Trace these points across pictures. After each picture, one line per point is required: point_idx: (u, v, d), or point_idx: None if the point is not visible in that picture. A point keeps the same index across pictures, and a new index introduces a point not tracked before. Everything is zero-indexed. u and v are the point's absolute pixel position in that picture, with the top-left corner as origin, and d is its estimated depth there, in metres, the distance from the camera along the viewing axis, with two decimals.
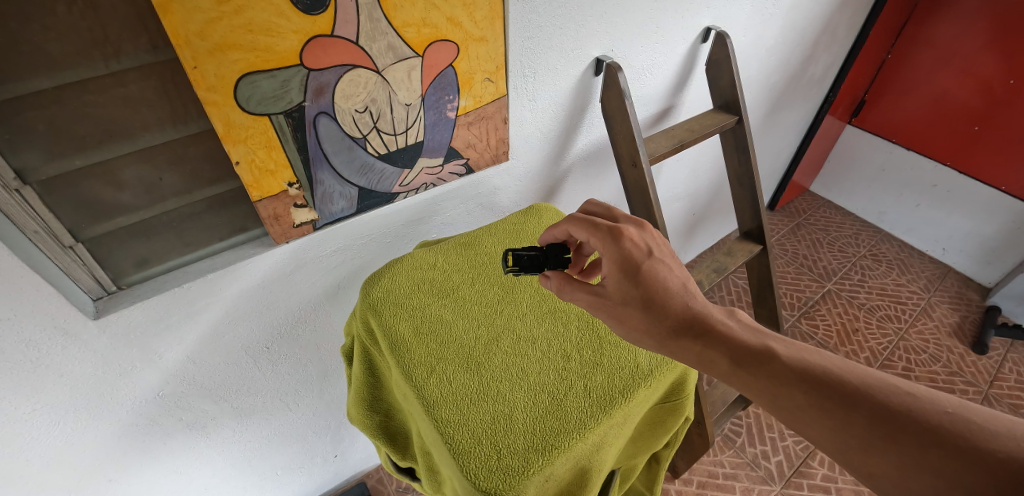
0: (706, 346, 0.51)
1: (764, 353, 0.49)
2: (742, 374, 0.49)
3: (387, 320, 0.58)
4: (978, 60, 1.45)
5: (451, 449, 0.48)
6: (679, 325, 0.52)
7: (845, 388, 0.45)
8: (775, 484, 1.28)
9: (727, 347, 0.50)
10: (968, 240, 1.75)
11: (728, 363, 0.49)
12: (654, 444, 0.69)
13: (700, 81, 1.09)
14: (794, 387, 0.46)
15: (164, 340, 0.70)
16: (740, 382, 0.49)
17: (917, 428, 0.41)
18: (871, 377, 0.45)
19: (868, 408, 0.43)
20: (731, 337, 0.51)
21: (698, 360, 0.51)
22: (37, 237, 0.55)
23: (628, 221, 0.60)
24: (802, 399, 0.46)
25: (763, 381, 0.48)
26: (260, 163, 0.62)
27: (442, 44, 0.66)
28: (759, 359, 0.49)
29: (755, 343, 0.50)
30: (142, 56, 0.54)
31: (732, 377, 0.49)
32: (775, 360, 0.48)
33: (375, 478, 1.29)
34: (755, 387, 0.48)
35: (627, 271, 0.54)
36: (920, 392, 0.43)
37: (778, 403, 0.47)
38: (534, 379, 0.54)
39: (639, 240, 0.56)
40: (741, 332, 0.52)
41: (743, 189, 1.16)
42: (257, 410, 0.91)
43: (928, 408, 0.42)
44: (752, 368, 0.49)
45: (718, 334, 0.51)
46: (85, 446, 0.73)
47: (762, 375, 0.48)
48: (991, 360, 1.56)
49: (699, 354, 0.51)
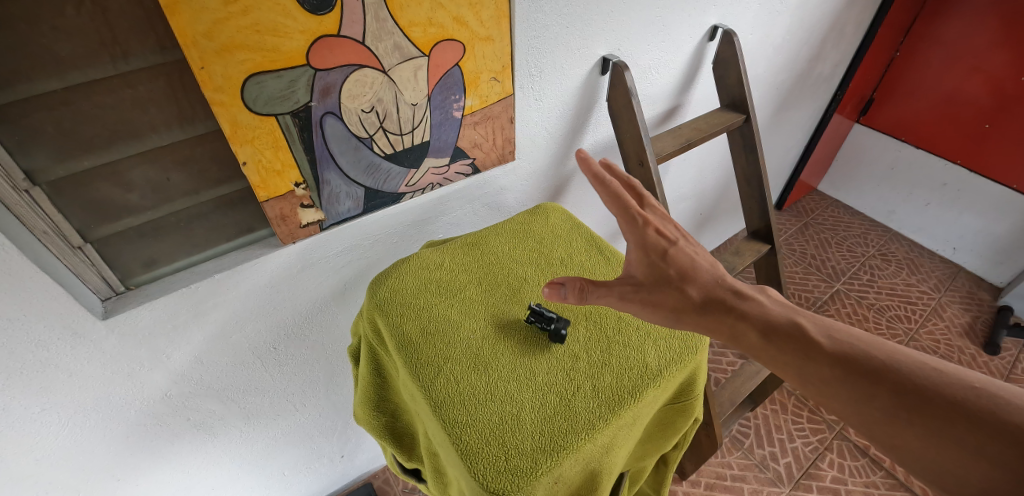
0: (738, 320, 0.54)
1: (795, 329, 0.53)
2: (771, 347, 0.53)
3: (393, 319, 0.58)
4: (988, 57, 1.44)
5: (459, 449, 0.47)
6: (711, 302, 0.55)
7: (873, 363, 0.49)
8: (784, 486, 1.27)
9: (759, 321, 0.54)
10: (979, 240, 1.73)
11: (760, 337, 0.53)
12: (662, 446, 0.68)
13: (708, 80, 1.08)
14: (821, 363, 0.50)
15: (171, 340, 0.70)
16: (769, 356, 0.53)
17: (944, 402, 0.45)
18: (898, 354, 0.49)
19: (892, 382, 0.47)
20: (762, 314, 0.54)
21: (729, 335, 0.54)
22: (46, 238, 0.55)
23: (648, 200, 0.60)
24: (829, 373, 0.50)
25: (793, 355, 0.51)
26: (267, 164, 0.62)
27: (448, 44, 0.66)
28: (789, 334, 0.52)
29: (784, 318, 0.54)
30: (150, 57, 0.54)
31: (761, 350, 0.53)
32: (805, 337, 0.52)
33: (381, 479, 1.29)
34: (784, 360, 0.52)
35: (651, 250, 0.56)
36: (946, 369, 0.47)
37: (805, 376, 0.51)
38: (541, 379, 0.53)
39: (665, 225, 0.58)
40: (772, 307, 0.55)
41: (750, 189, 1.15)
42: (263, 411, 0.91)
43: (954, 384, 0.46)
44: (781, 344, 0.52)
45: (749, 309, 0.54)
46: (95, 446, 0.74)
47: (792, 351, 0.51)
48: (1003, 360, 1.54)
49: (730, 329, 0.54)
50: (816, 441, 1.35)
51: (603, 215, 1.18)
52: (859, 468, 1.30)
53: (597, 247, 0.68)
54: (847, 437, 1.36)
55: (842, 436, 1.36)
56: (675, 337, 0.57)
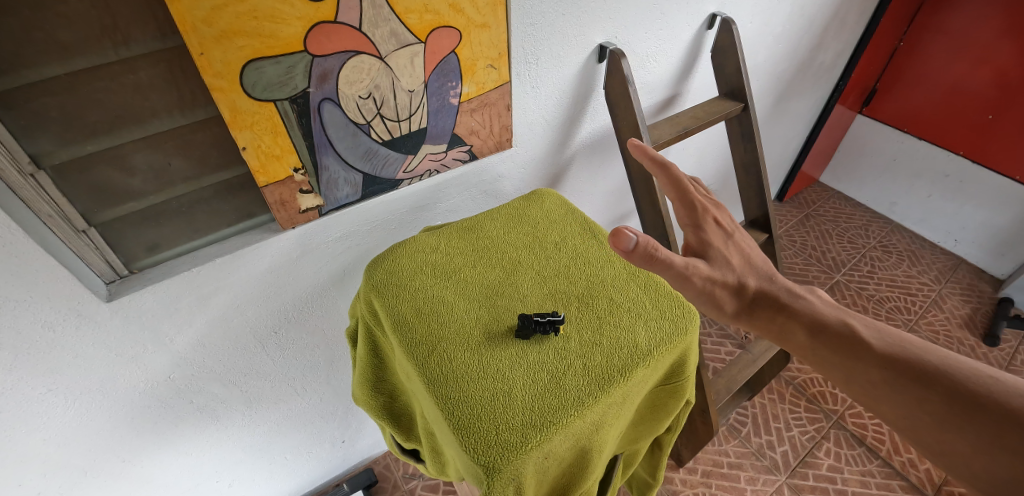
0: (787, 318, 0.58)
1: (845, 329, 0.56)
2: (818, 347, 0.56)
3: (390, 300, 0.59)
4: (993, 48, 1.43)
5: (451, 424, 0.49)
6: (764, 299, 0.59)
7: (924, 367, 0.52)
8: (780, 474, 1.28)
9: (807, 320, 0.58)
10: (981, 232, 1.73)
11: (806, 334, 0.57)
12: (656, 428, 0.69)
13: (706, 68, 1.08)
14: (869, 364, 0.53)
15: (174, 323, 0.71)
16: (815, 355, 0.57)
17: (997, 410, 0.47)
18: (953, 361, 0.51)
19: (944, 387, 0.50)
20: (812, 313, 0.58)
21: (778, 332, 0.59)
22: (51, 221, 0.57)
23: (706, 196, 0.66)
24: (877, 376, 0.53)
25: (840, 355, 0.55)
26: (266, 149, 0.63)
27: (445, 31, 0.67)
28: (837, 334, 0.56)
29: (834, 318, 0.57)
30: (151, 43, 0.55)
31: (808, 349, 0.57)
32: (853, 336, 0.55)
33: (382, 464, 1.31)
34: (832, 360, 0.55)
35: (706, 233, 0.60)
36: (1004, 379, 0.49)
37: (852, 378, 0.54)
38: (533, 357, 0.54)
39: (722, 215, 0.63)
40: (823, 308, 0.59)
41: (749, 178, 1.15)
42: (265, 395, 0.93)
43: (1009, 392, 0.48)
44: (829, 342, 0.56)
45: (799, 309, 0.58)
46: (100, 426, 0.76)
47: (838, 351, 0.55)
48: (1002, 352, 1.54)
49: (779, 327, 0.58)
50: (813, 430, 1.36)
51: (601, 204, 1.19)
52: (855, 457, 1.31)
53: (591, 231, 0.69)
54: (844, 426, 1.37)
55: (839, 425, 1.37)
56: (667, 318, 0.58)
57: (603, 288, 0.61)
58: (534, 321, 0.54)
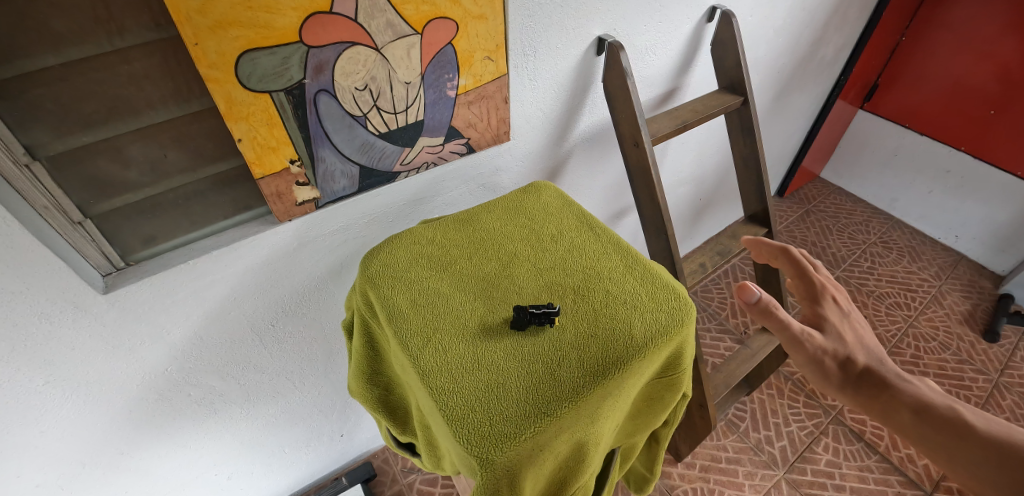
0: (888, 396, 0.55)
1: (952, 412, 0.53)
2: (924, 429, 0.53)
3: (385, 291, 0.59)
4: (995, 43, 1.42)
5: (445, 415, 0.49)
6: (868, 372, 0.57)
7: None
8: (778, 468, 1.28)
9: (911, 398, 0.54)
10: (982, 228, 1.72)
11: (911, 413, 0.54)
12: (652, 421, 0.69)
13: (706, 62, 1.08)
14: (981, 452, 0.50)
15: (170, 315, 0.71)
16: (919, 438, 0.53)
17: None
18: None
19: None
20: (916, 392, 0.55)
21: (879, 409, 0.55)
22: (47, 213, 0.57)
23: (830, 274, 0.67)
24: (990, 464, 0.49)
25: (947, 439, 0.51)
26: (262, 141, 0.63)
27: (442, 22, 0.66)
28: (943, 416, 0.53)
29: (945, 403, 0.54)
30: (145, 33, 0.55)
31: (914, 431, 0.53)
32: (963, 422, 0.52)
33: (380, 458, 1.32)
34: (939, 445, 0.52)
35: (822, 306, 0.61)
36: None
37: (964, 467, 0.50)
38: (528, 349, 0.54)
39: (842, 293, 0.63)
40: (933, 391, 0.55)
41: (748, 173, 1.15)
42: (262, 388, 0.93)
43: None
44: (936, 425, 0.52)
45: (902, 388, 0.55)
46: (98, 418, 0.76)
47: (948, 435, 0.51)
48: (1002, 348, 1.54)
49: (880, 404, 0.55)
50: (812, 425, 1.36)
51: (600, 198, 1.18)
52: (854, 453, 1.31)
53: (588, 224, 0.69)
54: (843, 421, 1.37)
55: (837, 421, 1.37)
56: (664, 310, 0.58)
57: (599, 280, 0.61)
58: (530, 314, 0.54)
